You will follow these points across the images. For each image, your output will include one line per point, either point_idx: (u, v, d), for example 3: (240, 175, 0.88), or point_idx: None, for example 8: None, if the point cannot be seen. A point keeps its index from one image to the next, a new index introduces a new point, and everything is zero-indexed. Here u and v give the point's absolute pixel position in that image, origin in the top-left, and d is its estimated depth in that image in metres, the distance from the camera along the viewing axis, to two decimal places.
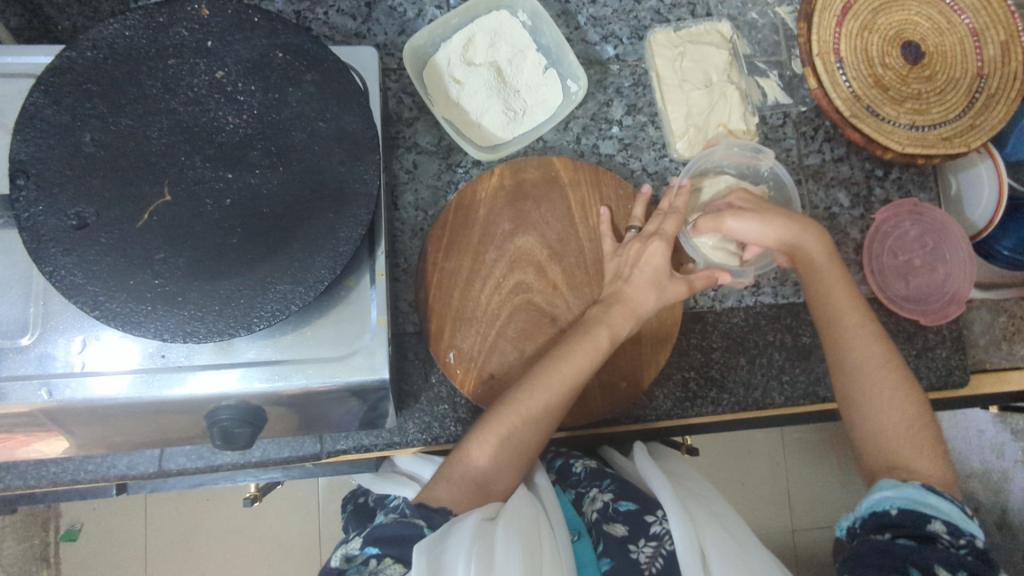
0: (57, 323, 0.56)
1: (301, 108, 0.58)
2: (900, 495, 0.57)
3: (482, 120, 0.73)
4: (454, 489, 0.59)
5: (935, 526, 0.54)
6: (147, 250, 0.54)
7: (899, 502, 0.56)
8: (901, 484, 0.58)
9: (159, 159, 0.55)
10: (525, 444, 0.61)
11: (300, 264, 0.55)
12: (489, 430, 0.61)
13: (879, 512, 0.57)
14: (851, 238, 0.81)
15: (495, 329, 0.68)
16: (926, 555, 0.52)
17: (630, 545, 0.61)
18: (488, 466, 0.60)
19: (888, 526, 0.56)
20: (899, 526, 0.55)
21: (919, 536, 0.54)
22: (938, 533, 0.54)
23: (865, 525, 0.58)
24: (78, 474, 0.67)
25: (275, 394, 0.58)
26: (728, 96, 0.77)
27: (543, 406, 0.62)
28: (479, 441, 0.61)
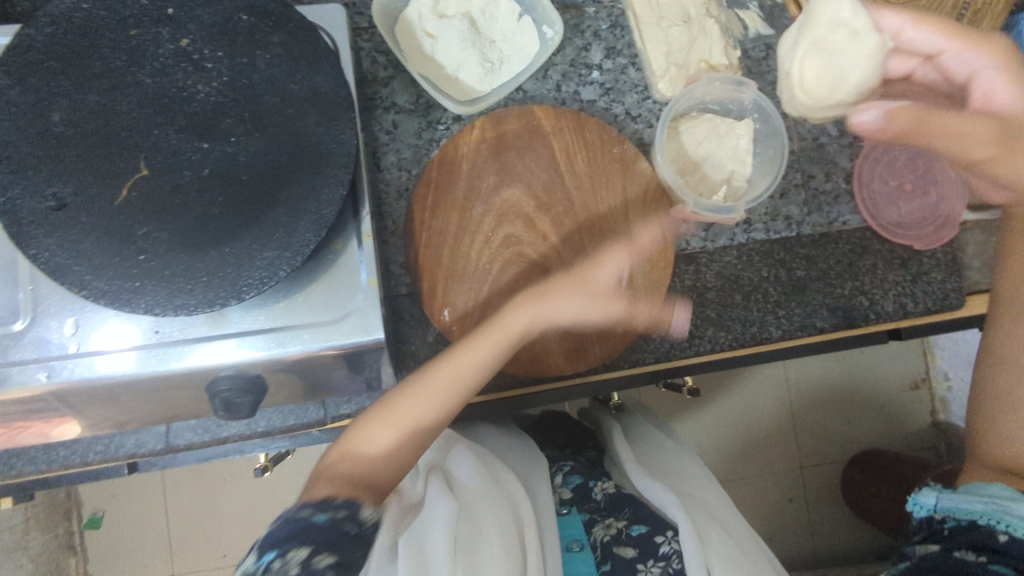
0: (48, 306, 0.56)
1: (271, 71, 0.57)
2: (996, 506, 0.62)
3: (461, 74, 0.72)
4: (336, 480, 0.56)
5: None
6: (129, 226, 0.53)
7: (1017, 527, 0.61)
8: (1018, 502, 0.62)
9: (132, 132, 0.54)
10: (418, 434, 0.60)
11: (284, 229, 0.55)
12: (394, 407, 0.60)
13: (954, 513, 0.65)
14: (840, 168, 0.80)
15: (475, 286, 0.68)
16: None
17: (639, 564, 0.71)
18: (376, 449, 0.59)
19: (990, 547, 0.61)
20: (1010, 550, 0.60)
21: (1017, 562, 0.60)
22: None
23: (962, 533, 0.64)
24: (88, 456, 0.68)
25: (272, 361, 0.58)
26: (708, 29, 0.76)
27: (450, 387, 0.61)
28: (378, 419, 0.60)
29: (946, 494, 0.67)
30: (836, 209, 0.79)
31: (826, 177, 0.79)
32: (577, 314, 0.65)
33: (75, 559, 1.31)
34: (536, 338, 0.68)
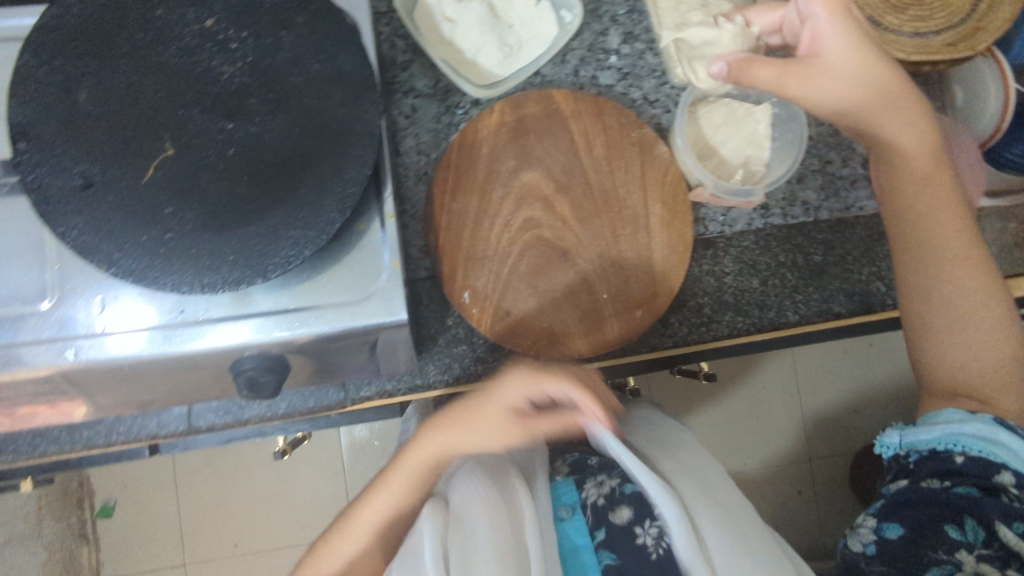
0: (75, 285, 0.56)
1: (295, 51, 0.57)
2: (964, 431, 0.67)
3: (478, 57, 0.72)
4: None
5: (1003, 477, 0.65)
6: (155, 205, 0.54)
7: (970, 446, 0.67)
8: (973, 421, 0.67)
9: (157, 112, 0.54)
10: (372, 537, 0.73)
11: (308, 208, 0.55)
12: (356, 524, 0.74)
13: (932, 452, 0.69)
14: (858, 152, 0.79)
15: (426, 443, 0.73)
16: (986, 511, 0.65)
17: (635, 528, 0.71)
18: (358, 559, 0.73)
19: (950, 474, 0.67)
20: (969, 472, 0.66)
21: (986, 487, 0.66)
22: (1004, 483, 0.65)
23: (926, 466, 0.70)
24: (112, 437, 0.69)
25: (295, 342, 0.58)
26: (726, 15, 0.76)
27: (396, 488, 0.73)
28: (346, 543, 0.73)
29: (909, 430, 0.73)
30: (853, 193, 0.78)
31: (843, 163, 0.79)
32: (490, 442, 0.70)
33: (87, 547, 1.32)
34: (555, 321, 0.68)
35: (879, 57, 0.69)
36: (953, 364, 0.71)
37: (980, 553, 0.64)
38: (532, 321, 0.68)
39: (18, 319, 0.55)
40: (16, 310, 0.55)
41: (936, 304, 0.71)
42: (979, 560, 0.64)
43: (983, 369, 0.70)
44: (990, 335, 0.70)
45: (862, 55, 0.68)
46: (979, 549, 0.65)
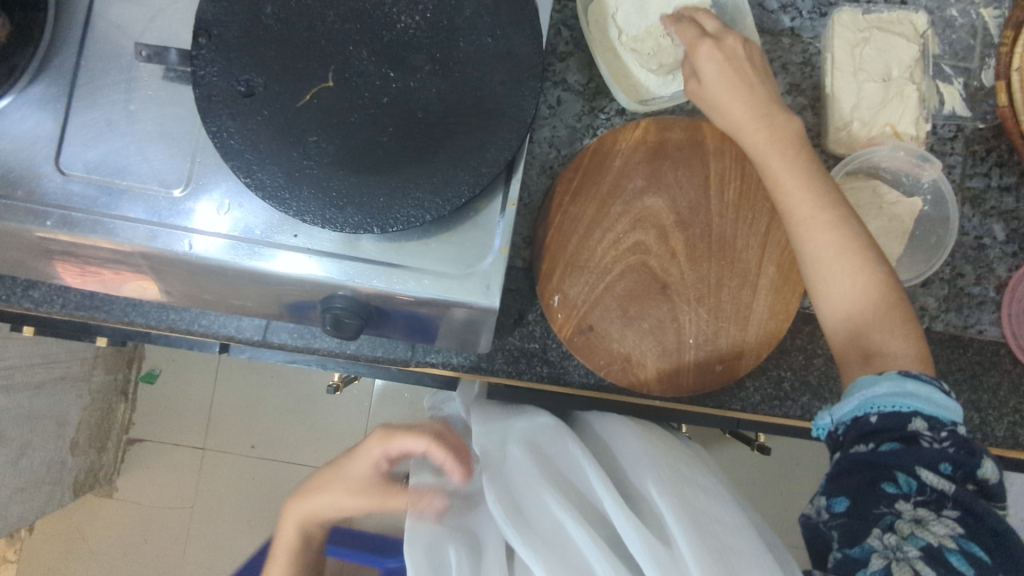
0: (209, 183, 0.59)
1: (473, 20, 0.57)
2: (878, 394, 0.53)
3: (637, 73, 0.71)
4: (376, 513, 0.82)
5: (916, 425, 0.51)
6: (302, 131, 0.55)
7: (886, 403, 0.52)
8: (880, 380, 0.54)
9: (329, 43, 0.56)
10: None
11: (442, 176, 0.55)
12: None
13: (858, 423, 0.54)
14: (995, 275, 0.74)
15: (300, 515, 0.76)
16: (911, 462, 0.49)
17: None
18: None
19: (872, 434, 0.52)
20: (884, 431, 0.52)
21: (903, 438, 0.51)
22: (920, 431, 0.50)
23: (847, 435, 0.54)
24: (192, 326, 0.72)
25: (387, 295, 0.59)
26: (905, 96, 0.71)
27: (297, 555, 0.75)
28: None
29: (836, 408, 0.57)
30: (976, 314, 0.74)
31: (976, 281, 0.74)
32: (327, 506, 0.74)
33: (124, 404, 1.41)
34: (634, 350, 0.67)
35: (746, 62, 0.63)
36: (844, 324, 0.59)
37: (919, 500, 0.49)
38: (612, 343, 0.67)
39: (151, 198, 0.58)
40: (152, 190, 0.58)
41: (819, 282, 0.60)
42: (919, 507, 0.48)
43: (873, 322, 0.58)
44: (861, 273, 0.58)
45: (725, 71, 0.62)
46: (916, 500, 0.49)
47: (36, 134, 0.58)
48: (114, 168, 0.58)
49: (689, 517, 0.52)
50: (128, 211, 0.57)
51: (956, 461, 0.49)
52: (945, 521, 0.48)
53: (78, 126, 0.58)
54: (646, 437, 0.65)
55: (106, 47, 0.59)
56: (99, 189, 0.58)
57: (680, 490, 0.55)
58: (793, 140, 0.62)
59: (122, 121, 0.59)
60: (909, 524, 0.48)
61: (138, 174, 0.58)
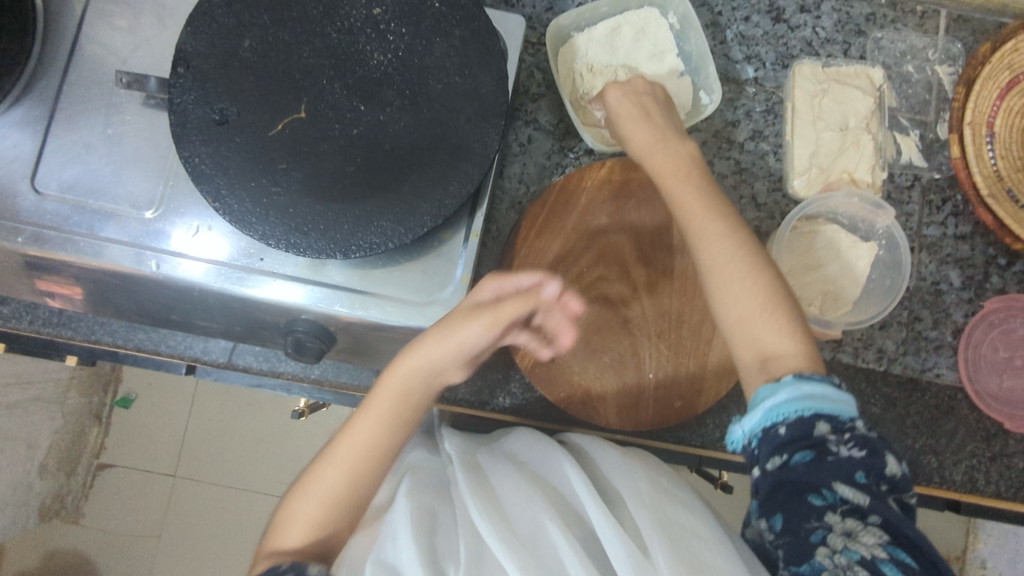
0: (179, 205, 0.60)
1: (442, 59, 0.60)
2: (778, 402, 0.52)
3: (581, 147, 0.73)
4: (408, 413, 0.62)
5: (821, 429, 0.51)
6: (272, 159, 0.57)
7: (789, 411, 0.52)
8: (779, 387, 0.54)
9: (303, 77, 0.59)
10: (354, 498, 0.59)
11: (405, 206, 0.58)
12: (322, 468, 0.59)
13: (769, 436, 0.52)
14: (952, 320, 0.76)
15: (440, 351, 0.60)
16: (831, 475, 0.49)
17: None
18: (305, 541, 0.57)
19: (784, 446, 0.51)
20: (793, 439, 0.51)
21: (812, 445, 0.50)
22: (826, 435, 0.50)
23: (760, 447, 0.53)
24: (160, 346, 0.73)
25: (350, 320, 0.61)
26: (860, 145, 0.74)
27: (406, 401, 0.61)
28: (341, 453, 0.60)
29: (745, 420, 0.56)
30: (933, 358, 0.75)
31: (933, 325, 0.75)
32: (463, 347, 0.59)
33: (96, 429, 1.36)
34: (593, 385, 0.68)
35: (650, 96, 0.68)
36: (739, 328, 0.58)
37: (845, 511, 0.49)
38: (573, 377, 0.68)
39: (122, 218, 0.59)
40: (123, 210, 0.60)
41: (712, 293, 0.59)
42: (847, 518, 0.48)
43: (761, 325, 0.57)
44: (750, 281, 0.57)
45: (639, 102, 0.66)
46: (842, 511, 0.48)
47: (15, 154, 0.59)
48: (89, 189, 0.60)
49: (670, 537, 0.51)
50: (99, 230, 0.59)
51: (867, 466, 0.50)
52: (871, 530, 0.48)
53: (56, 147, 0.60)
54: (620, 450, 0.65)
55: (89, 72, 0.62)
56: (72, 208, 0.59)
57: (658, 503, 0.55)
58: (689, 159, 0.63)
59: (101, 145, 0.61)
60: (841, 538, 0.47)
61: (111, 194, 0.60)
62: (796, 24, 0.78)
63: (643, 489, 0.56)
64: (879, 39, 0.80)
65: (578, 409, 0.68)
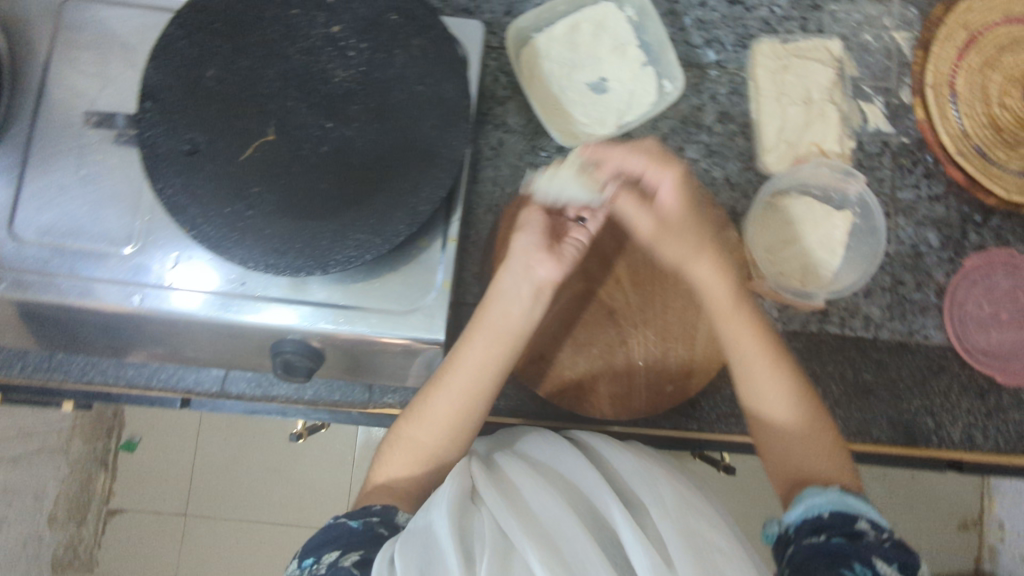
0: (157, 238, 0.61)
1: (404, 70, 0.61)
2: (823, 498, 0.55)
3: (552, 181, 0.70)
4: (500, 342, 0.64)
5: (861, 524, 0.52)
6: (245, 183, 0.58)
7: (830, 505, 0.55)
8: (821, 491, 0.56)
9: (269, 100, 0.59)
10: (456, 420, 0.62)
11: (379, 216, 0.58)
12: (432, 395, 0.63)
13: (808, 518, 0.54)
14: (934, 280, 0.76)
15: (522, 277, 0.64)
16: (867, 553, 0.49)
17: None
18: (403, 477, 0.62)
19: (824, 528, 0.52)
20: (833, 526, 0.52)
21: (850, 532, 0.51)
22: (865, 529, 0.51)
23: (798, 531, 0.54)
24: (151, 381, 0.74)
25: (335, 336, 0.61)
26: (826, 117, 0.76)
27: (502, 339, 0.64)
28: (440, 393, 0.63)
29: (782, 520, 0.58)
30: (920, 320, 0.75)
31: (916, 287, 0.76)
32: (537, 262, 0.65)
33: (103, 475, 1.35)
34: (585, 377, 0.69)
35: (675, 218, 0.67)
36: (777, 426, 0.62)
37: None
38: (564, 370, 0.69)
39: (102, 256, 0.60)
40: (102, 248, 0.60)
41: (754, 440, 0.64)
42: None
43: (807, 445, 0.61)
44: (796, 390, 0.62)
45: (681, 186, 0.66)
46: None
47: None
48: (67, 231, 0.60)
49: (696, 548, 0.49)
50: (80, 270, 0.59)
51: (907, 564, 0.49)
52: None
53: (31, 193, 0.61)
54: (634, 454, 0.64)
55: (58, 116, 0.62)
56: (51, 251, 0.60)
57: (683, 511, 0.53)
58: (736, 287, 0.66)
59: (74, 186, 0.61)
60: None
61: (89, 234, 0.60)
62: (752, 5, 0.79)
63: (668, 496, 0.55)
64: (835, 11, 0.81)
65: (570, 401, 0.69)
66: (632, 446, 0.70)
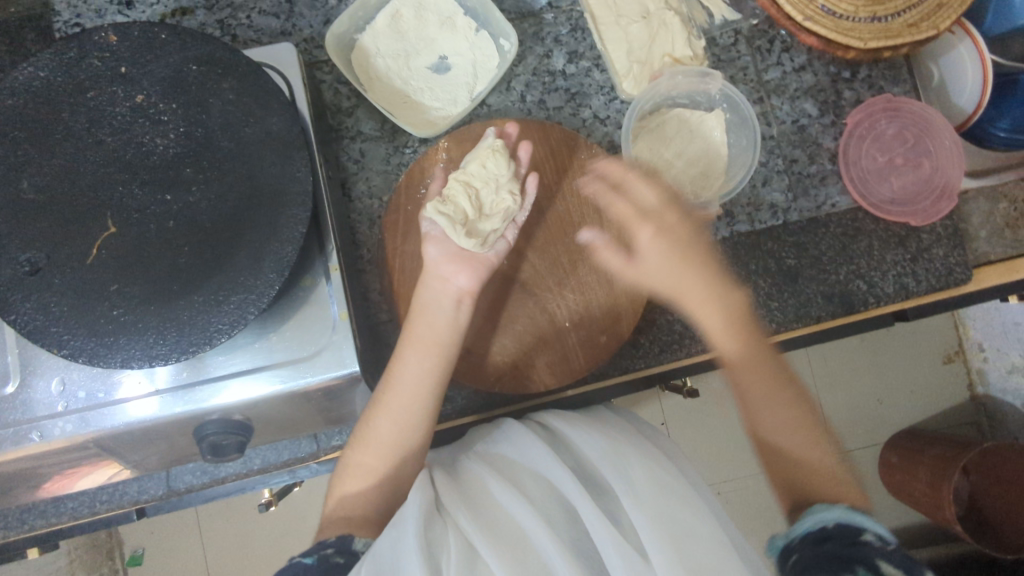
0: (36, 367, 0.58)
1: (225, 117, 0.58)
2: (827, 513, 0.52)
3: (457, 191, 0.65)
4: (432, 344, 0.63)
5: (866, 535, 0.49)
6: (102, 283, 0.55)
7: (829, 517, 0.51)
8: (823, 508, 0.53)
9: (96, 192, 0.56)
10: (401, 443, 0.62)
11: (247, 272, 0.56)
12: (373, 418, 0.62)
13: (812, 531, 0.51)
14: (825, 148, 0.77)
15: (441, 289, 0.65)
16: (871, 555, 0.46)
17: None
18: (356, 504, 0.61)
19: (826, 537, 0.49)
20: (836, 535, 0.49)
21: (853, 542, 0.48)
22: (869, 539, 0.48)
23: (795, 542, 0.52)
24: (96, 506, 0.73)
25: (250, 404, 0.59)
26: (668, 23, 0.75)
27: (434, 348, 0.63)
28: (382, 416, 0.62)
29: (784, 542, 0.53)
30: (823, 191, 0.76)
31: (810, 160, 0.77)
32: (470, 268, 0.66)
33: None
34: (518, 356, 0.69)
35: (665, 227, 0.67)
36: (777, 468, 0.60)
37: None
38: (494, 356, 0.69)
39: None
40: None
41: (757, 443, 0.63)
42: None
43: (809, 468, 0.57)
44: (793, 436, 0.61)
45: (668, 250, 0.66)
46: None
47: None
48: None
49: (671, 535, 0.48)
50: None
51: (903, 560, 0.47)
52: None
53: None
54: (603, 435, 0.61)
55: None
56: None
57: (656, 497, 0.51)
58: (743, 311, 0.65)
59: None
60: None
61: None
62: None
63: (640, 481, 0.53)
64: None
65: (512, 383, 0.69)
66: (596, 413, 0.69)
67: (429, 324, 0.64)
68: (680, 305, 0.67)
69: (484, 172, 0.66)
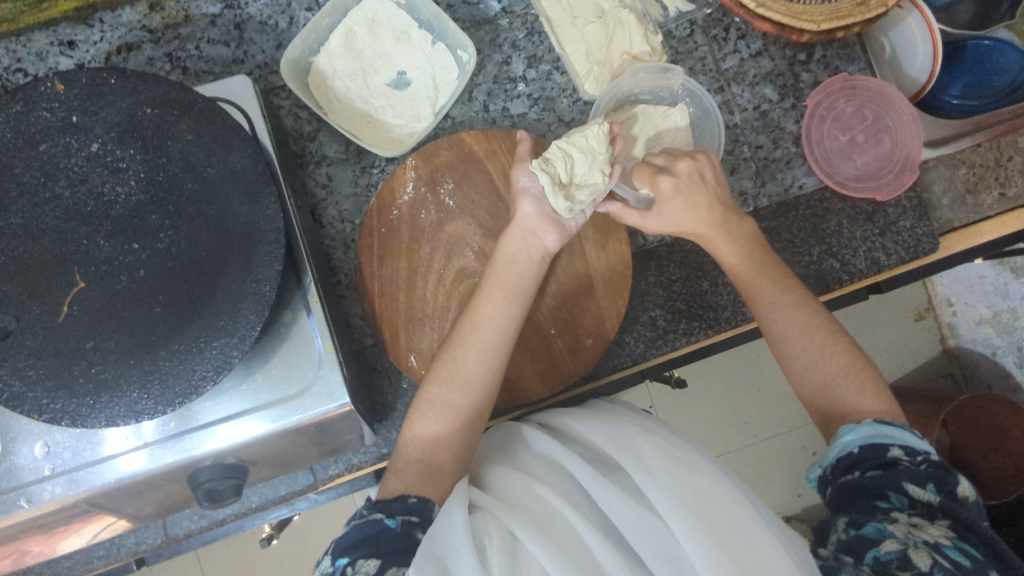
0: (17, 434, 0.56)
1: (186, 158, 0.57)
2: (857, 433, 0.58)
3: (555, 154, 0.65)
4: (504, 285, 0.64)
5: (893, 452, 0.56)
6: (76, 342, 0.53)
7: (860, 438, 0.58)
8: (857, 426, 0.59)
9: (61, 248, 0.54)
10: (477, 385, 0.62)
11: (227, 315, 0.55)
12: (457, 353, 0.62)
13: (844, 457, 0.58)
14: (788, 131, 0.78)
15: (531, 244, 0.67)
16: (898, 480, 0.54)
17: None
18: (425, 441, 0.60)
19: (857, 465, 0.57)
20: (867, 460, 0.56)
21: (885, 465, 0.56)
22: (898, 458, 0.56)
23: (834, 471, 0.59)
24: (92, 562, 0.73)
25: (243, 445, 0.58)
26: (623, 20, 0.74)
27: (517, 292, 0.65)
28: (465, 351, 0.62)
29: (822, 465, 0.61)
30: (789, 173, 0.77)
31: (775, 145, 0.78)
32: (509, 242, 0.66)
33: None
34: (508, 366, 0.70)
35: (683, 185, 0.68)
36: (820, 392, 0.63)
37: (913, 512, 0.53)
38: None
39: None
40: None
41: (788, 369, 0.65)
42: (913, 517, 0.53)
43: (844, 387, 0.62)
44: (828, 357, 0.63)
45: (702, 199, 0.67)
46: (910, 512, 0.53)
47: None
48: None
49: (694, 495, 0.48)
50: None
51: (935, 477, 0.54)
52: (938, 526, 0.52)
53: None
54: (603, 419, 0.63)
55: None
56: None
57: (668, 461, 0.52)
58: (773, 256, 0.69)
59: None
60: (907, 526, 0.51)
61: None
62: None
63: (651, 452, 0.53)
64: None
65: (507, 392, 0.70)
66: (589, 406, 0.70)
67: (503, 271, 0.65)
68: (752, 254, 0.69)
69: (585, 143, 0.66)
